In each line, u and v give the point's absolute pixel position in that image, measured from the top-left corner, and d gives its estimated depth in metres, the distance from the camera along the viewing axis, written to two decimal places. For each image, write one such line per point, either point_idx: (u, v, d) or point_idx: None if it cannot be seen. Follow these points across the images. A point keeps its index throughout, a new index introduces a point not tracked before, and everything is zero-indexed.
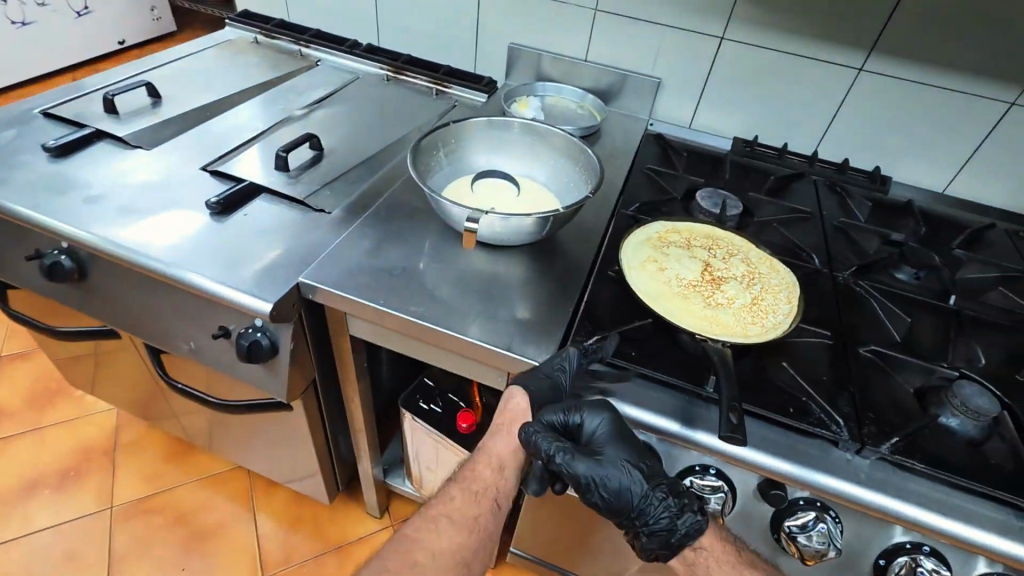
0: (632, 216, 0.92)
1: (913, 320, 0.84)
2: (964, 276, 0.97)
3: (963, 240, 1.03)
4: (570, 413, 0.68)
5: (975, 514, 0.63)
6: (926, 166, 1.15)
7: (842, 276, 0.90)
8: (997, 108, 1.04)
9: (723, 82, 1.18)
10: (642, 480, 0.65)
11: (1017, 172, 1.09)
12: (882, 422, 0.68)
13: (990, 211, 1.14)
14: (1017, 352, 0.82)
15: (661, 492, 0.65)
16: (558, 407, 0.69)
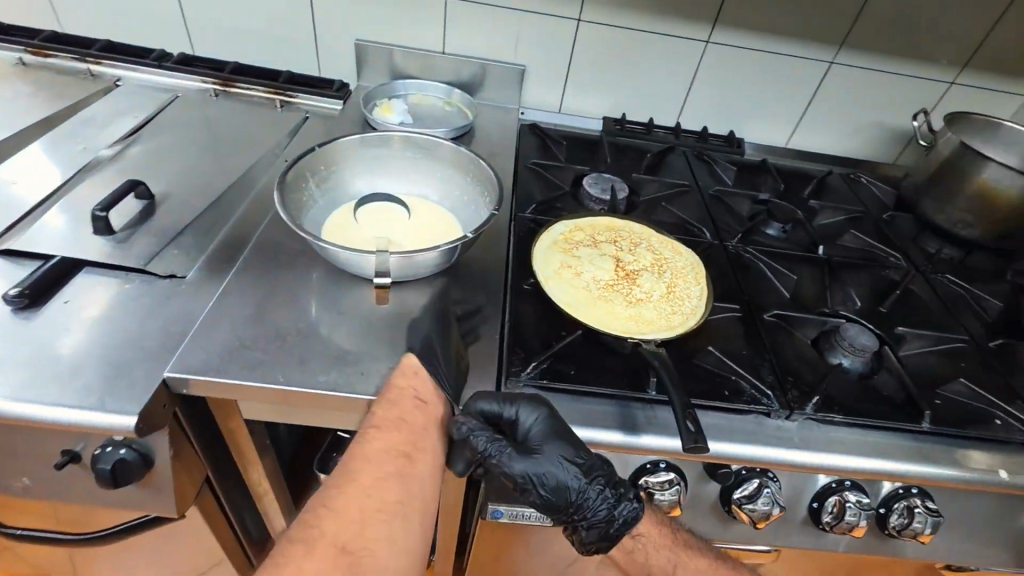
0: (532, 219, 0.88)
1: (795, 275, 0.92)
2: (820, 224, 1.09)
3: (812, 190, 1.15)
4: (503, 405, 0.60)
5: (886, 448, 0.70)
6: (770, 124, 1.26)
7: (731, 245, 0.95)
8: (819, 68, 1.16)
9: (585, 64, 1.17)
10: (579, 473, 0.59)
11: (839, 122, 1.24)
12: (801, 383, 0.73)
13: (823, 158, 1.29)
14: (875, 286, 0.94)
15: (598, 483, 0.59)
16: (489, 401, 0.60)
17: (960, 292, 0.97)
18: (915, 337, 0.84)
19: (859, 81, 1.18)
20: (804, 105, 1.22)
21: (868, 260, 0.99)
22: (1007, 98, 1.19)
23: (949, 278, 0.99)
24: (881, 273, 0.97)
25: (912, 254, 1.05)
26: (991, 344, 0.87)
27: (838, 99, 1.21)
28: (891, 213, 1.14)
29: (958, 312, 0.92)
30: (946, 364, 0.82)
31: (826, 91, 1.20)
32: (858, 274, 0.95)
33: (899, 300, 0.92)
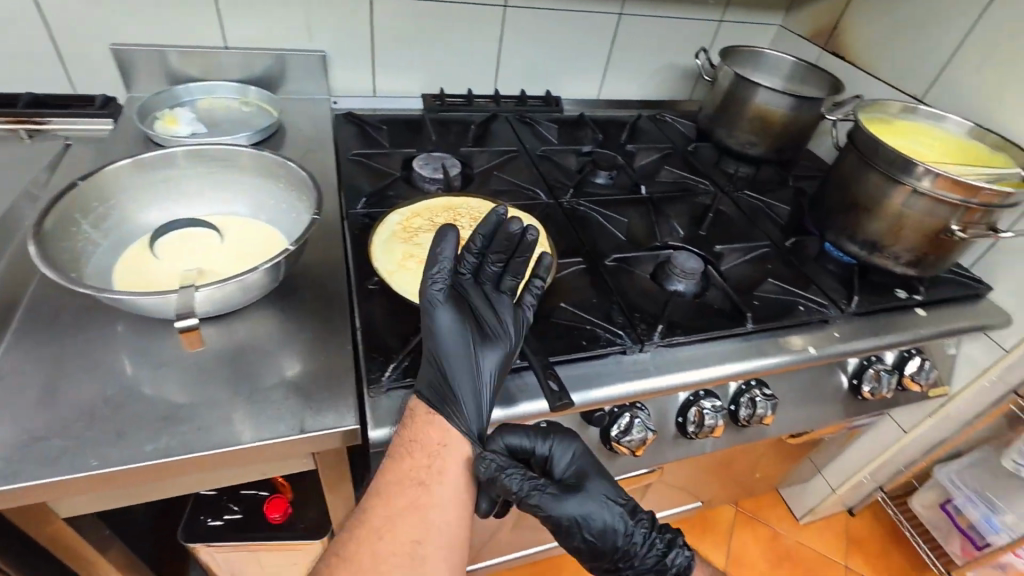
0: (364, 214, 0.84)
1: (627, 218, 0.99)
2: (639, 165, 1.17)
3: (627, 135, 1.24)
4: (539, 442, 0.60)
5: (724, 353, 0.79)
6: (581, 79, 1.32)
7: (566, 200, 0.99)
8: (610, 20, 1.23)
9: (390, 43, 1.12)
10: (623, 515, 0.59)
11: (638, 69, 1.34)
12: (646, 315, 0.79)
13: (632, 104, 1.39)
14: (693, 212, 1.04)
15: (644, 526, 0.60)
16: (524, 441, 0.60)
17: (757, 202, 1.12)
18: (731, 251, 0.96)
19: (646, 28, 1.27)
20: (605, 57, 1.30)
21: (684, 191, 1.09)
22: (763, 28, 1.37)
23: (747, 192, 1.13)
24: (696, 199, 1.08)
25: (717, 177, 1.18)
26: (787, 242, 1.01)
27: (633, 47, 1.30)
28: (695, 145, 1.27)
29: (759, 221, 1.06)
30: (758, 268, 0.94)
31: (621, 41, 1.28)
32: (677, 205, 1.05)
33: (714, 221, 1.03)
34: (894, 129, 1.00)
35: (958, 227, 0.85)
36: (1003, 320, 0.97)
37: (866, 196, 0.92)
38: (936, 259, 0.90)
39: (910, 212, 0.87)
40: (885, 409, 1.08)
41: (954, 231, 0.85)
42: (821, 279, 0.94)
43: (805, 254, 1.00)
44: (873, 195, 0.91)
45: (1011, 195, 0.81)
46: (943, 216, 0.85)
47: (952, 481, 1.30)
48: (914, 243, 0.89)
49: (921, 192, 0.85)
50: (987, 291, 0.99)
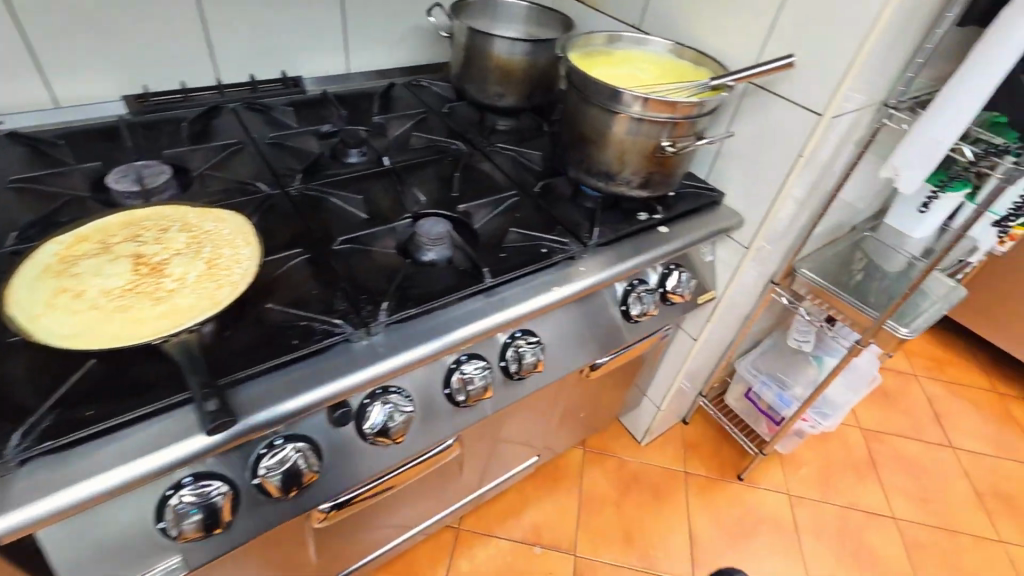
0: (9, 251, 0.70)
1: (366, 194, 0.92)
2: (391, 135, 1.11)
3: (377, 106, 1.17)
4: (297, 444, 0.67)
5: (463, 315, 0.77)
6: (319, 53, 1.21)
7: (293, 187, 0.90)
8: None
9: (50, 39, 0.91)
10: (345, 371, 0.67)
11: (381, 34, 1.26)
12: (373, 295, 0.73)
13: (388, 73, 1.32)
14: (443, 175, 1.00)
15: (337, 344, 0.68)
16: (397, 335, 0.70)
17: (512, 153, 1.10)
18: (478, 208, 0.93)
19: None
20: (340, 25, 1.20)
21: (434, 155, 1.05)
22: None
23: (502, 144, 1.11)
24: (446, 161, 1.04)
25: (473, 134, 1.15)
26: (537, 186, 1.01)
27: (367, 11, 1.21)
28: (451, 105, 1.22)
29: (511, 171, 1.05)
30: (506, 218, 0.93)
31: (351, 6, 1.18)
32: (424, 171, 1.01)
33: (464, 180, 1.00)
34: (609, 63, 1.03)
35: (669, 143, 0.88)
36: (735, 221, 1.05)
37: (589, 130, 0.92)
38: (662, 177, 0.93)
39: (625, 137, 0.89)
40: (664, 327, 1.14)
41: (666, 147, 0.88)
42: (568, 216, 0.95)
43: (555, 195, 1.00)
44: (594, 127, 0.91)
45: (704, 103, 0.85)
46: (654, 135, 0.88)
47: (746, 368, 1.46)
48: (638, 166, 0.91)
49: (628, 116, 0.86)
50: (720, 197, 1.07)
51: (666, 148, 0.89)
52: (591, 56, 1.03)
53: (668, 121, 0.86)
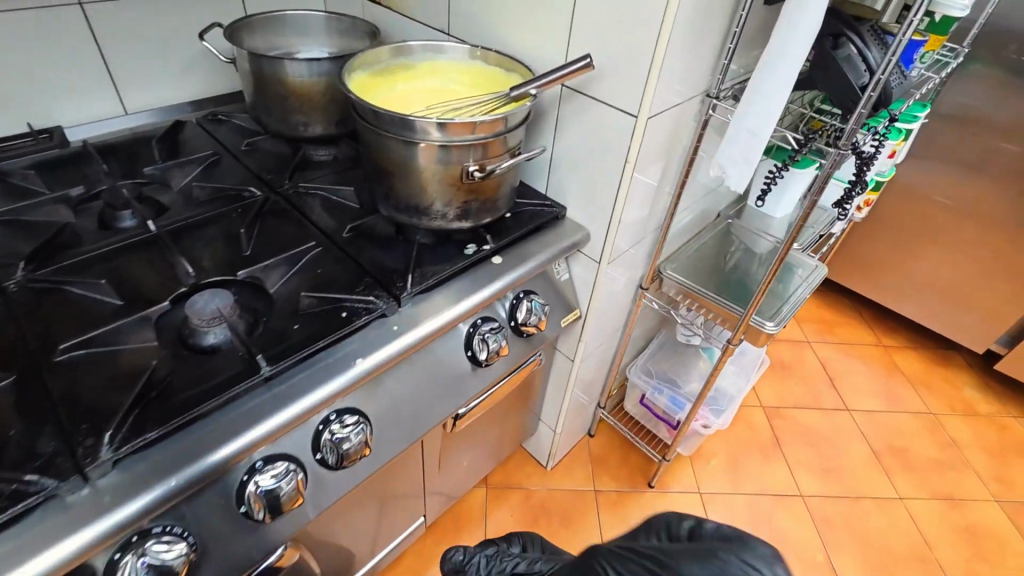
0: None
1: (118, 275, 0.75)
2: (172, 188, 0.93)
3: (159, 152, 0.99)
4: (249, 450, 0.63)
5: (233, 421, 0.62)
6: (78, 97, 1.00)
7: (12, 282, 0.71)
8: (74, 13, 0.94)
9: None
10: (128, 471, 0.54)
11: (162, 66, 1.07)
12: (98, 421, 0.57)
13: (182, 109, 1.13)
14: (231, 231, 0.84)
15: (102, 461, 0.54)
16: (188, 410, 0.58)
17: (321, 194, 0.93)
18: (269, 270, 0.78)
19: (130, 14, 1.00)
20: (97, 59, 0.99)
21: (220, 209, 0.88)
22: None
23: (308, 184, 0.94)
24: (235, 217, 0.86)
25: (276, 175, 0.97)
26: (346, 235, 0.85)
27: (132, 39, 1.02)
28: (250, 141, 1.03)
29: (319, 216, 0.89)
30: (304, 283, 0.77)
31: (108, 35, 0.99)
32: (206, 232, 0.84)
33: (257, 236, 0.84)
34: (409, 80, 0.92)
35: (477, 168, 0.76)
36: (581, 236, 0.96)
37: (385, 162, 0.78)
38: (482, 205, 0.82)
39: (425, 167, 0.76)
40: (531, 358, 1.03)
41: (475, 172, 0.77)
42: (381, 268, 0.80)
43: (368, 241, 0.85)
44: (389, 157, 0.77)
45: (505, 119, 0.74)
46: (457, 160, 0.75)
47: (636, 370, 1.41)
48: (450, 195, 0.79)
49: (422, 144, 0.73)
50: (562, 212, 0.97)
51: (475, 173, 0.77)
52: (386, 77, 0.91)
53: (469, 144, 0.74)
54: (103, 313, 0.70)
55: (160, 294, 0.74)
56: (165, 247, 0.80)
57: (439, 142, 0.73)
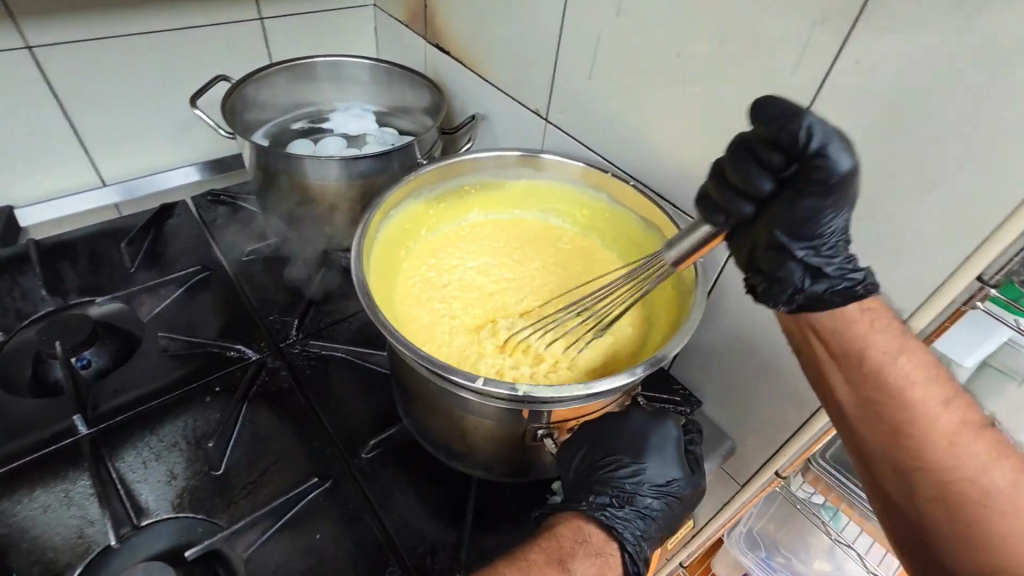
0: None
1: (13, 529, 0.48)
2: (139, 324, 0.66)
3: (131, 256, 0.71)
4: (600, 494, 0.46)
5: None
6: (37, 166, 0.75)
7: None
8: (25, 61, 0.67)
9: None
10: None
11: (152, 125, 0.81)
12: None
13: (178, 180, 0.87)
14: (202, 429, 0.56)
15: None
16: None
17: (340, 357, 0.63)
18: (240, 531, 0.49)
19: (107, 59, 0.73)
20: (61, 119, 0.73)
21: (189, 387, 0.59)
22: (350, 21, 0.90)
23: (323, 342, 0.64)
24: (207, 406, 0.58)
25: (282, 314, 0.67)
26: (367, 455, 0.55)
27: (110, 91, 0.75)
28: (253, 250, 0.74)
29: (331, 407, 0.59)
30: (294, 557, 0.49)
31: (74, 88, 0.72)
32: (160, 435, 0.55)
33: (235, 443, 0.56)
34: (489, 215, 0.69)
35: (547, 429, 0.47)
36: (725, 449, 0.63)
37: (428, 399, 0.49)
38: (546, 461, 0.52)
39: (492, 425, 0.47)
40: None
41: (544, 438, 0.48)
42: (415, 541, 0.50)
43: (400, 470, 0.55)
44: (435, 392, 0.48)
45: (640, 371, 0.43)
46: (549, 418, 0.46)
47: (738, 538, 0.94)
48: (500, 459, 0.50)
49: (492, 402, 0.44)
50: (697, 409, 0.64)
51: (545, 438, 0.48)
52: (455, 210, 0.67)
53: (567, 407, 0.44)
54: None
55: (70, 572, 0.47)
56: (91, 472, 0.52)
57: (520, 403, 0.43)
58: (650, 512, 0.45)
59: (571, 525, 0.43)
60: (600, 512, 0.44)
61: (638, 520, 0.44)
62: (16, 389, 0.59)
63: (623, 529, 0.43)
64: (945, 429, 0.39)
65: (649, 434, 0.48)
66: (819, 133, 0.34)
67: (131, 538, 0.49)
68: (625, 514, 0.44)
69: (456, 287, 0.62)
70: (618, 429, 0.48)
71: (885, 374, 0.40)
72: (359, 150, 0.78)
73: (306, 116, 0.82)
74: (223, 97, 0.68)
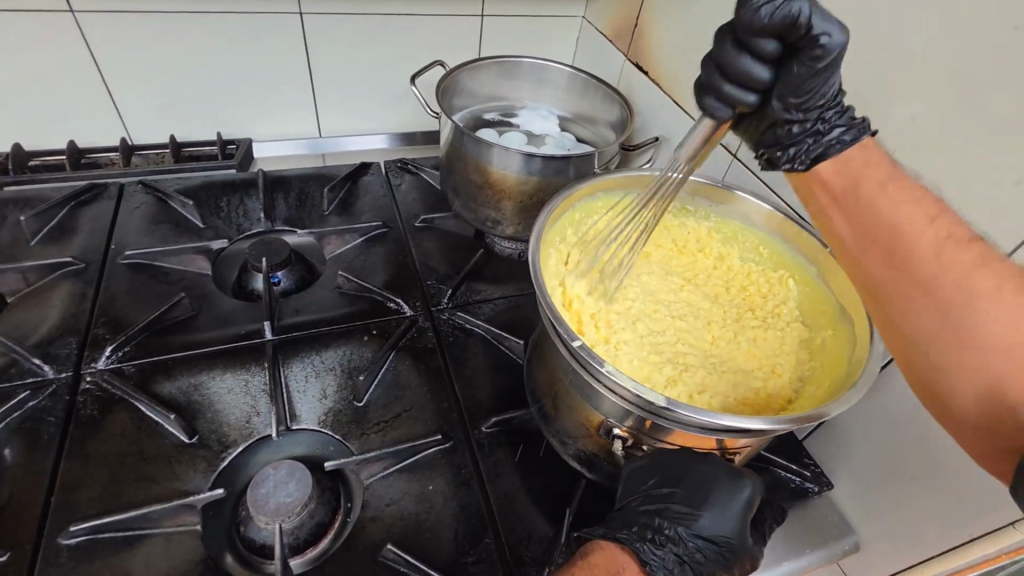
0: None
1: (203, 398, 0.58)
2: (324, 263, 0.76)
3: (329, 200, 0.82)
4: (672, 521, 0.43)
5: None
6: (278, 112, 0.89)
7: (87, 377, 0.57)
8: (294, 24, 0.81)
9: None
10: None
11: (367, 94, 0.92)
12: None
13: (374, 145, 0.98)
14: (354, 363, 0.63)
15: (672, 563, 0.42)
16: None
17: (480, 335, 0.68)
18: (367, 461, 0.55)
19: (352, 32, 0.84)
20: (303, 75, 0.87)
21: (354, 324, 0.67)
22: (557, 30, 0.95)
23: (469, 316, 0.69)
24: (363, 343, 0.65)
25: (438, 281, 0.74)
26: (487, 430, 0.59)
27: (346, 57, 0.87)
28: (427, 218, 0.82)
29: (464, 376, 0.64)
30: (406, 499, 0.54)
31: (320, 50, 0.85)
32: (323, 357, 0.63)
33: (378, 383, 0.62)
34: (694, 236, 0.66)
35: (619, 429, 0.49)
36: (846, 543, 0.57)
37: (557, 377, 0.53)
38: (615, 471, 0.53)
39: (604, 417, 0.49)
40: None
41: (617, 436, 0.49)
42: (513, 523, 0.53)
43: (513, 453, 0.58)
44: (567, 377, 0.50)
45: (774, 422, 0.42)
46: (667, 435, 0.47)
47: None
48: (585, 440, 0.52)
49: (616, 400, 0.46)
50: (825, 492, 0.60)
51: (615, 437, 0.49)
52: None
53: (686, 430, 0.45)
54: (160, 463, 0.53)
55: (235, 448, 0.55)
56: (266, 370, 0.61)
57: (645, 409, 0.45)
58: (688, 558, 0.43)
59: (607, 554, 0.43)
60: (638, 544, 0.42)
61: (673, 564, 0.42)
62: (225, 290, 0.71)
63: (657, 567, 0.41)
64: (933, 249, 0.36)
65: (718, 483, 0.44)
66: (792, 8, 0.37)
67: (283, 436, 0.57)
68: (662, 554, 0.42)
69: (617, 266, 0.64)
70: (690, 467, 0.45)
71: (873, 209, 0.38)
72: (539, 149, 0.82)
73: (498, 108, 0.88)
74: (438, 80, 0.75)
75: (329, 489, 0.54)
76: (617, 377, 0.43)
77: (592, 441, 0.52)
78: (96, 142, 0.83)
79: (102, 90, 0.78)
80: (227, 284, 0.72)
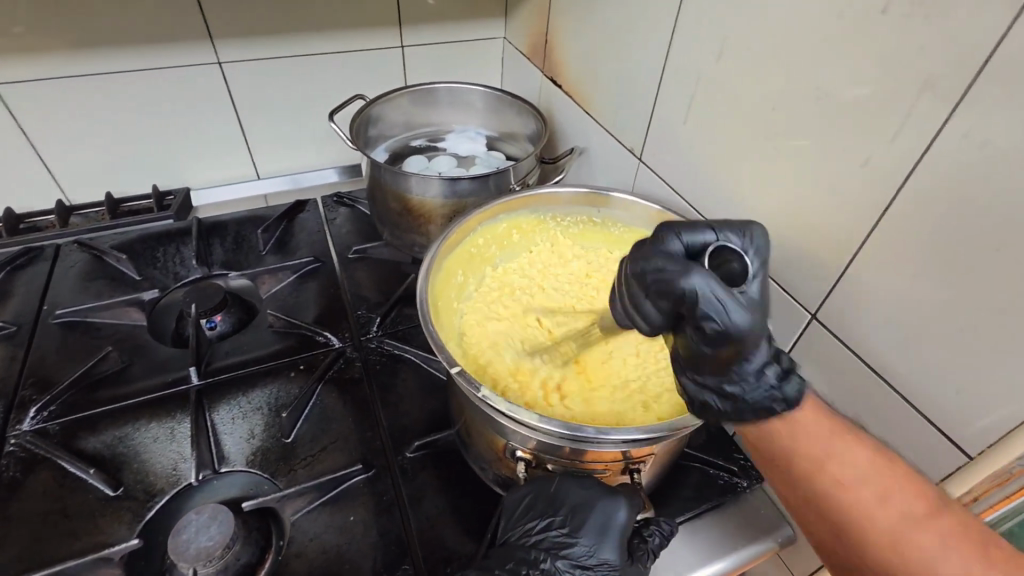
0: None
1: (129, 450, 0.59)
2: (259, 303, 0.77)
3: (264, 239, 0.84)
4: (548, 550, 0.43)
5: None
6: (215, 159, 0.91)
7: (12, 439, 0.58)
8: (215, 74, 0.83)
9: None
10: None
11: (299, 132, 0.94)
12: None
13: (314, 180, 1.00)
14: (279, 398, 0.64)
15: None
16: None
17: (410, 360, 0.69)
18: (290, 498, 0.55)
19: (274, 76, 0.87)
20: (232, 121, 0.89)
21: (281, 361, 0.68)
22: (480, 53, 0.97)
23: (398, 342, 0.70)
24: (290, 380, 0.66)
25: (369, 310, 0.75)
26: (411, 454, 0.59)
27: (272, 100, 0.89)
28: (361, 248, 0.83)
29: (391, 403, 0.64)
30: (328, 532, 0.54)
31: (245, 95, 0.87)
32: (250, 398, 0.64)
33: (305, 418, 0.62)
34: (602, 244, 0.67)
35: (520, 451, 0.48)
36: (779, 536, 0.57)
37: (463, 403, 0.53)
38: None
39: (506, 441, 0.49)
40: None
41: (519, 458, 0.49)
42: (434, 546, 0.53)
43: (437, 476, 0.58)
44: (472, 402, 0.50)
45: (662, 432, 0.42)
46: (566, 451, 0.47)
47: None
48: (499, 465, 0.52)
49: (517, 427, 0.45)
50: (756, 486, 0.59)
51: (519, 459, 0.49)
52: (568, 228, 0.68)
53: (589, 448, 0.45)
54: (83, 519, 0.54)
55: (161, 497, 0.56)
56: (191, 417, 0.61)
57: (566, 439, 0.44)
58: None
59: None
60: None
61: None
62: (163, 339, 0.72)
63: None
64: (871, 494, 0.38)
65: (595, 505, 0.45)
66: (749, 251, 0.42)
67: (210, 480, 0.57)
68: None
69: (521, 268, 0.66)
70: (566, 493, 0.46)
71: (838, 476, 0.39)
72: (465, 170, 0.84)
73: (425, 135, 0.90)
74: (354, 114, 0.76)
75: (256, 529, 0.54)
76: (517, 414, 0.43)
77: (503, 464, 0.52)
78: (34, 205, 0.85)
79: (33, 157, 0.80)
80: (165, 333, 0.73)
